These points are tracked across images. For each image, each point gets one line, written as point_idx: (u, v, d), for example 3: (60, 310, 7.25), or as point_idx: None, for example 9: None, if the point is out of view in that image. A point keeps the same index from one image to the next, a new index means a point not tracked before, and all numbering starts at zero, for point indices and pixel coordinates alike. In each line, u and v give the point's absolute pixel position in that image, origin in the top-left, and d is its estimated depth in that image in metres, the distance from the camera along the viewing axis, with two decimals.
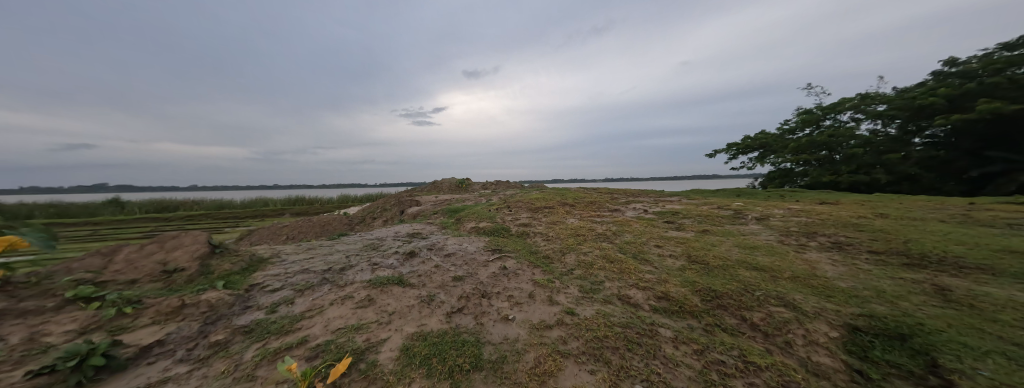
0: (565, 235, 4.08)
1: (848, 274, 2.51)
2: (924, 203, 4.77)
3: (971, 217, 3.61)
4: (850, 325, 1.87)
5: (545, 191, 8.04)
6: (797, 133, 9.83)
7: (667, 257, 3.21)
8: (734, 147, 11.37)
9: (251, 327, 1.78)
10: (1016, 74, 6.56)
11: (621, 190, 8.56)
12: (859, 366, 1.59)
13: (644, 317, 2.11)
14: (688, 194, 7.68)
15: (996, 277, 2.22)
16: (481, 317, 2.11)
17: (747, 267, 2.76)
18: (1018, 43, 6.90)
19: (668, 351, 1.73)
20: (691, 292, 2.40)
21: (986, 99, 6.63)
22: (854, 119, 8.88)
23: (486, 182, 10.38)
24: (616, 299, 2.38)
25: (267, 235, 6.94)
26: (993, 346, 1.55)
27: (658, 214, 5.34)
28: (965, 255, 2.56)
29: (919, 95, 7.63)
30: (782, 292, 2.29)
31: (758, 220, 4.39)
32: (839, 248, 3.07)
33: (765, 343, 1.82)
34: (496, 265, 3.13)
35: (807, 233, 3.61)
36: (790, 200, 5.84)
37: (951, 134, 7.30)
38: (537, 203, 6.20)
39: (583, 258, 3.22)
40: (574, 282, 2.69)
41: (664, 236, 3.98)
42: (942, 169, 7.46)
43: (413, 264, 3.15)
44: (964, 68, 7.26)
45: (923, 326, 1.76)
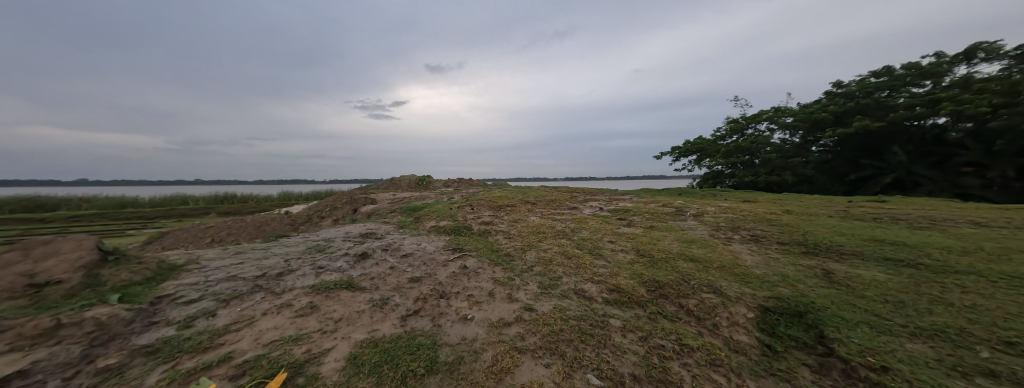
0: (526, 232, 4.15)
1: (764, 262, 2.91)
2: (820, 201, 5.72)
3: (851, 212, 4.41)
4: (763, 306, 2.17)
5: (507, 189, 8.08)
6: (727, 139, 11.13)
7: (619, 251, 3.42)
8: (676, 151, 12.53)
9: (156, 347, 1.52)
10: (881, 97, 8.15)
11: (579, 188, 8.93)
12: (768, 342, 1.85)
13: (597, 309, 2.23)
14: (638, 193, 8.28)
15: (866, 261, 2.74)
16: (438, 318, 2.05)
17: (686, 259, 3.05)
18: (882, 71, 8.58)
19: (617, 340, 1.85)
20: (638, 284, 2.59)
21: (861, 117, 8.15)
22: (770, 130, 10.31)
23: (448, 180, 10.14)
24: (572, 293, 2.48)
25: (186, 237, 6.00)
26: (861, 317, 1.92)
27: (612, 211, 5.70)
28: (845, 243, 3.13)
29: (816, 111, 9.11)
30: (712, 280, 2.58)
31: (696, 216, 4.88)
32: (757, 240, 3.56)
33: (697, 326, 2.03)
34: (456, 264, 3.07)
35: (734, 227, 4.11)
36: (722, 199, 6.59)
37: (838, 144, 8.81)
38: (499, 201, 6.22)
39: (543, 255, 3.31)
40: (533, 279, 2.74)
41: (617, 232, 4.25)
42: (831, 171, 8.93)
43: (365, 266, 2.95)
44: (847, 89, 8.84)
45: (814, 303, 2.12)
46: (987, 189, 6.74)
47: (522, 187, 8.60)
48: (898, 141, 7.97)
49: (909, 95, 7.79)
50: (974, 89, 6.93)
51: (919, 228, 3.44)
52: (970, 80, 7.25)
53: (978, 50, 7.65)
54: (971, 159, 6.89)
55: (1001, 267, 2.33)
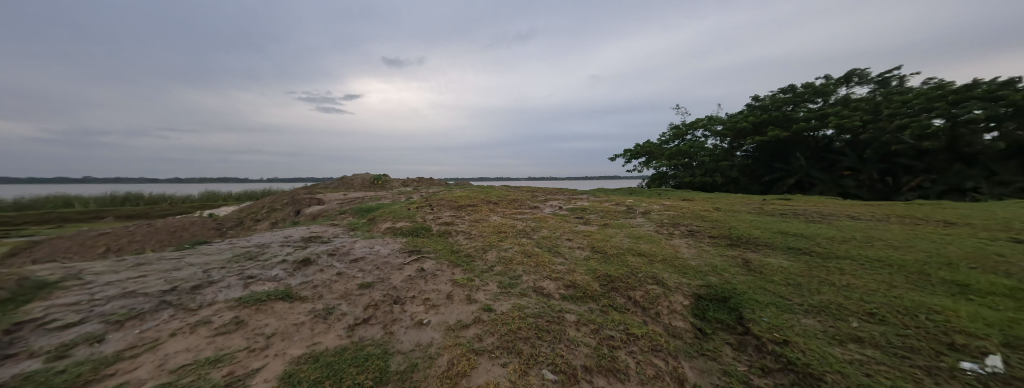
0: (487, 232, 4.12)
1: (700, 254, 3.25)
2: (743, 199, 6.55)
3: (767, 208, 5.12)
4: (697, 294, 2.41)
5: (468, 189, 7.97)
6: (669, 144, 12.23)
7: (576, 249, 3.56)
8: (627, 153, 13.42)
9: (12, 386, 1.22)
10: (787, 110, 9.59)
11: (540, 188, 9.14)
12: (700, 325, 2.07)
13: (554, 305, 2.29)
14: (594, 192, 8.73)
15: (776, 250, 3.20)
16: (390, 325, 1.94)
17: (635, 254, 3.28)
18: (788, 88, 10.10)
19: (571, 334, 1.92)
20: (593, 279, 2.72)
21: (772, 127, 9.52)
22: (703, 136, 11.56)
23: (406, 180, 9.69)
24: (531, 291, 2.51)
25: (71, 247, 4.92)
26: (771, 299, 2.23)
27: (570, 210, 5.92)
28: (761, 235, 3.62)
29: (739, 120, 10.41)
30: (656, 272, 2.80)
31: (644, 214, 5.27)
32: (693, 234, 3.96)
33: (642, 316, 2.19)
34: (412, 267, 2.94)
35: (675, 223, 4.52)
36: (667, 198, 7.22)
37: (755, 150, 10.18)
38: (461, 201, 6.09)
39: (503, 254, 3.32)
40: (493, 279, 2.73)
41: (574, 230, 4.42)
42: (752, 174, 10.25)
43: (307, 273, 2.69)
44: (762, 103, 10.24)
45: (736, 289, 2.42)
46: (860, 189, 8.30)
47: (483, 186, 8.55)
48: (800, 148, 9.46)
49: (807, 109, 9.28)
50: (850, 107, 8.48)
51: (815, 222, 4.11)
52: (848, 99, 8.85)
53: (853, 75, 9.37)
54: (849, 164, 8.43)
55: (870, 252, 2.88)
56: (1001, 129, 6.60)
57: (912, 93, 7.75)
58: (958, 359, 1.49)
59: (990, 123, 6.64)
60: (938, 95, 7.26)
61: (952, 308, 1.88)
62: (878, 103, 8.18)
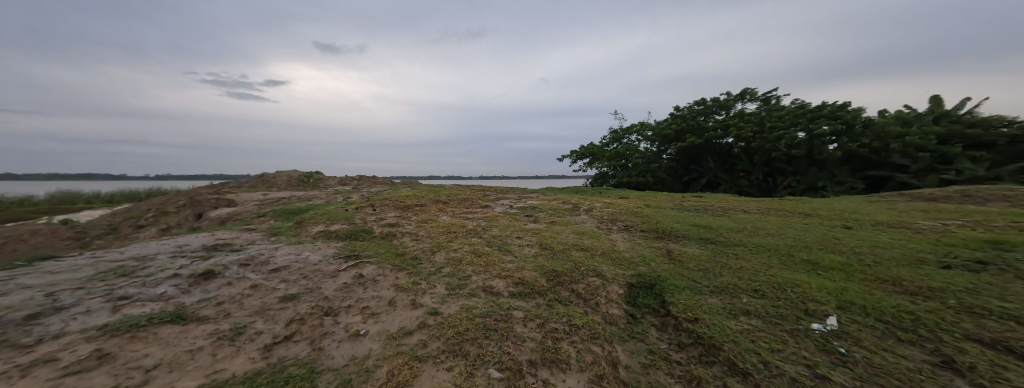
0: (435, 233, 3.95)
1: (634, 247, 3.55)
2: (670, 196, 7.37)
3: (688, 204, 5.84)
4: (630, 283, 2.62)
5: (415, 188, 7.57)
6: (609, 146, 13.21)
7: (525, 246, 3.61)
8: (572, 154, 14.16)
9: None
10: (701, 120, 11.07)
11: (490, 187, 9.10)
12: (632, 311, 2.25)
13: (503, 303, 2.28)
14: (542, 191, 8.97)
15: (693, 240, 3.66)
16: (319, 340, 1.72)
17: (579, 249, 3.44)
18: (701, 101, 11.66)
19: (519, 330, 1.93)
20: (540, 275, 2.78)
21: (689, 135, 10.88)
22: (637, 140, 12.72)
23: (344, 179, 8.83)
24: (480, 291, 2.47)
25: None
26: (689, 283, 2.53)
27: (521, 208, 6.00)
28: (682, 227, 4.11)
29: (665, 127, 11.72)
30: (597, 265, 2.98)
31: (587, 211, 5.58)
32: (628, 229, 4.32)
33: (584, 307, 2.30)
34: (349, 274, 2.66)
35: (614, 219, 4.87)
36: (607, 196, 7.75)
37: (676, 154, 11.53)
38: (407, 201, 5.74)
39: (452, 255, 3.20)
40: (441, 281, 2.61)
41: (524, 228, 4.49)
42: (675, 175, 11.58)
43: (210, 289, 2.26)
44: (682, 113, 11.67)
45: (663, 276, 2.69)
46: (751, 187, 9.97)
47: (432, 185, 8.20)
48: (709, 153, 10.97)
49: (716, 120, 10.84)
50: (743, 119, 10.08)
51: (721, 215, 4.80)
52: (741, 113, 10.54)
53: (746, 93, 11.22)
54: (744, 167, 10.04)
55: (761, 239, 3.46)
56: (838, 142, 8.43)
57: (786, 110, 9.56)
58: (810, 321, 1.89)
59: (831, 138, 8.44)
60: (803, 112, 9.06)
61: (801, 281, 2.37)
62: (763, 117, 9.89)
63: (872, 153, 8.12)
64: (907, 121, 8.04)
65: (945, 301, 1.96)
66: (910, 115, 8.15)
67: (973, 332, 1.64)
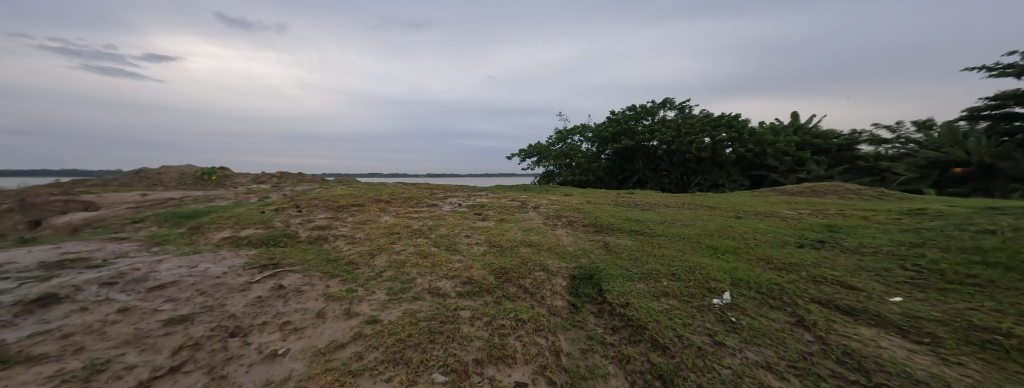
0: (376, 234, 3.67)
1: (577, 241, 3.75)
2: (608, 193, 7.95)
3: (623, 200, 6.38)
4: (572, 275, 2.77)
5: (352, 186, 6.94)
6: (554, 146, 13.77)
7: (473, 245, 3.57)
8: (520, 153, 14.45)
9: None
10: (632, 124, 12.16)
11: (437, 185, 8.79)
12: (573, 301, 2.37)
13: (449, 304, 2.22)
14: (491, 189, 8.97)
15: (627, 232, 4.00)
16: (219, 368, 1.35)
17: (527, 246, 3.51)
18: (633, 107, 12.81)
19: (465, 330, 1.89)
20: (488, 273, 2.77)
21: (624, 138, 11.87)
22: (579, 141, 13.47)
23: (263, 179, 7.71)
24: (425, 294, 2.36)
25: None
26: (622, 271, 2.76)
27: (470, 207, 5.91)
28: (618, 221, 4.46)
29: (604, 129, 12.63)
30: (543, 260, 3.08)
31: (535, 208, 5.73)
32: (571, 224, 4.55)
33: (531, 301, 2.35)
34: (265, 286, 2.21)
35: (559, 215, 5.08)
36: (553, 193, 8.06)
37: (613, 154, 12.49)
38: (342, 200, 5.23)
39: (395, 257, 3.01)
40: (382, 285, 2.42)
41: (473, 226, 4.43)
42: (612, 173, 12.54)
43: (49, 320, 1.67)
44: (618, 117, 12.70)
45: (601, 266, 2.89)
46: (672, 185, 11.24)
47: (372, 184, 7.62)
48: (638, 154, 12.04)
49: (644, 124, 12.02)
50: (666, 125, 11.31)
51: (650, 209, 5.32)
52: (664, 119, 11.85)
53: (668, 102, 12.66)
54: (665, 166, 11.27)
55: (682, 229, 3.92)
56: (733, 147, 10.07)
57: (697, 118, 11.00)
58: (712, 297, 2.22)
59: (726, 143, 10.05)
60: (712, 120, 10.56)
61: (708, 263, 2.76)
62: (681, 123, 11.22)
63: (755, 156, 9.77)
64: (777, 131, 9.78)
65: (806, 273, 2.46)
66: (779, 127, 9.98)
67: (825, 299, 2.09)
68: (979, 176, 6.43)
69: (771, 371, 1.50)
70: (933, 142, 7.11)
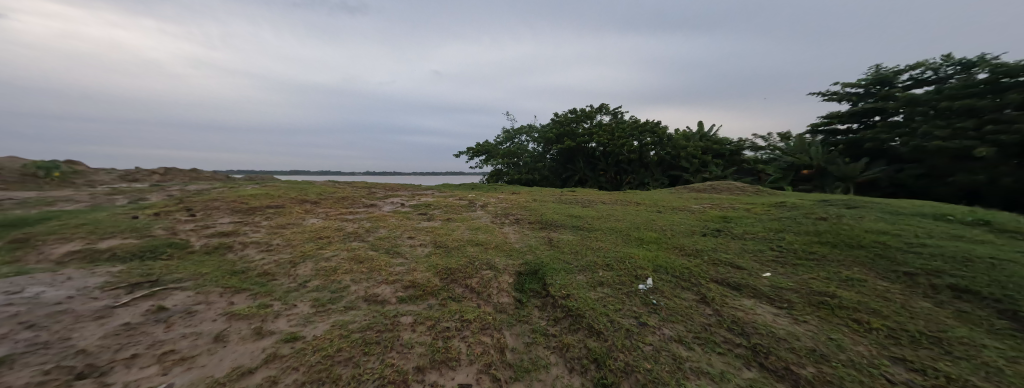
0: (300, 239, 3.24)
1: (524, 238, 3.81)
2: (554, 191, 8.26)
3: (567, 198, 6.69)
4: (518, 271, 2.80)
5: (271, 185, 6.05)
6: (502, 145, 13.88)
7: (418, 246, 3.38)
8: (468, 151, 14.26)
9: None
10: (574, 126, 12.86)
11: (376, 183, 8.18)
12: (520, 297, 2.39)
13: (388, 311, 2.05)
14: (438, 188, 8.67)
15: (570, 228, 4.19)
16: None
17: (474, 245, 3.46)
18: (574, 110, 13.54)
19: (406, 337, 1.77)
20: (433, 274, 2.65)
21: (567, 139, 12.48)
22: (526, 141, 13.77)
23: (147, 181, 6.28)
24: (361, 302, 2.15)
25: None
26: (564, 265, 2.88)
27: (414, 207, 5.61)
28: (561, 218, 4.66)
29: (549, 130, 13.13)
30: (490, 258, 3.06)
31: (483, 207, 5.68)
32: (518, 222, 4.61)
33: (477, 300, 2.31)
34: (137, 309, 1.75)
35: (507, 214, 5.12)
36: (501, 192, 8.11)
37: (558, 154, 13.05)
38: (258, 201, 4.52)
39: (324, 265, 2.69)
40: (307, 297, 2.13)
41: (416, 227, 4.20)
42: (557, 173, 13.12)
43: None
44: (561, 119, 13.31)
45: (546, 261, 2.97)
46: (608, 183, 12.16)
47: (297, 183, 6.75)
48: (579, 154, 12.71)
49: (585, 127, 12.79)
50: (602, 128, 12.14)
51: (589, 206, 5.66)
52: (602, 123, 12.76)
53: (604, 107, 13.67)
54: (602, 166, 12.11)
55: (618, 224, 4.25)
56: (656, 149, 11.23)
57: (628, 123, 12.07)
58: (639, 283, 2.44)
59: (650, 146, 11.17)
60: (640, 125, 11.68)
61: (637, 253, 3.03)
62: (615, 126, 12.15)
63: (673, 158, 11.08)
64: (688, 137, 11.25)
65: (713, 257, 2.85)
66: (690, 134, 11.44)
67: (721, 278, 2.46)
68: (816, 177, 8.25)
69: (685, 343, 1.71)
70: (789, 150, 8.89)
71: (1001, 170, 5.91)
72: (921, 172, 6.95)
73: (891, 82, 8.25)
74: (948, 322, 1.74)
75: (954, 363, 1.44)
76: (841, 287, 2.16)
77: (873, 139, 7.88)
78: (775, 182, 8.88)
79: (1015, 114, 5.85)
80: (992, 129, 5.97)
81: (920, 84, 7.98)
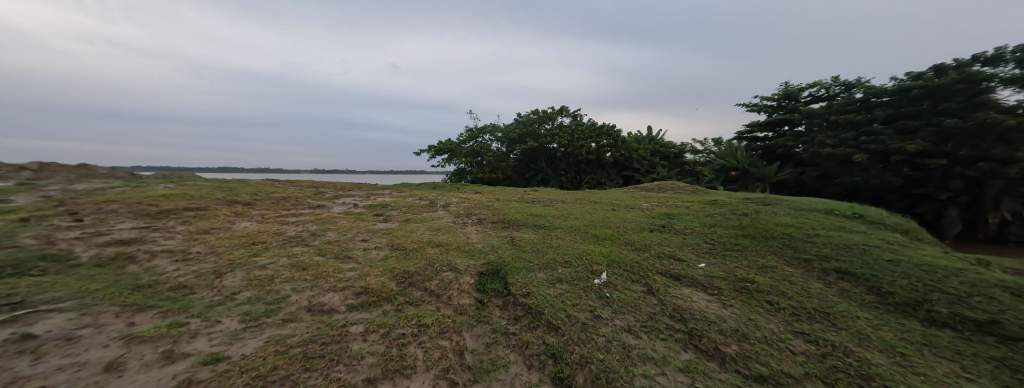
0: (230, 246, 2.87)
1: (487, 238, 3.78)
2: (516, 191, 8.32)
3: (529, 197, 6.78)
4: (480, 272, 2.76)
5: (193, 184, 5.26)
6: (465, 144, 13.69)
7: (372, 250, 3.18)
8: (429, 149, 13.82)
9: None
10: (536, 127, 13.11)
11: (326, 183, 7.54)
12: (481, 298, 2.36)
13: (335, 321, 1.89)
14: (395, 187, 8.27)
15: (531, 227, 4.25)
16: None
17: (434, 246, 3.34)
18: (536, 111, 13.81)
19: (355, 348, 1.64)
20: (389, 279, 2.51)
21: (530, 139, 12.73)
22: (489, 140, 13.70)
23: (18, 179, 5.09)
24: (303, 313, 1.95)
25: None
26: (525, 263, 2.91)
27: (368, 207, 5.27)
28: (523, 217, 4.70)
29: (511, 130, 13.22)
30: (451, 259, 2.98)
31: (444, 207, 5.53)
32: (480, 221, 4.56)
33: (437, 303, 2.23)
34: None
35: (469, 213, 5.04)
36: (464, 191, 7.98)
37: (521, 154, 13.21)
38: (175, 203, 3.90)
39: (258, 273, 2.41)
40: (235, 311, 1.89)
41: (371, 229, 3.95)
42: (519, 173, 13.26)
43: None
44: (524, 119, 13.50)
45: (507, 260, 2.98)
46: (568, 182, 12.57)
47: (228, 182, 5.97)
48: (541, 154, 12.97)
49: (546, 128, 13.10)
50: (563, 129, 12.51)
51: (550, 205, 5.80)
52: (562, 125, 13.15)
53: (564, 109, 14.14)
54: (563, 166, 12.49)
55: (577, 222, 4.40)
56: (611, 151, 11.87)
57: (586, 125, 12.59)
58: (595, 278, 2.55)
59: (606, 147, 11.77)
60: (597, 127, 12.24)
61: (594, 250, 3.16)
62: (575, 128, 12.60)
63: (626, 160, 11.81)
64: (638, 140, 12.07)
65: (660, 250, 3.09)
66: (641, 137, 12.29)
67: (665, 270, 2.66)
68: (741, 178, 9.40)
69: (634, 333, 1.82)
70: (721, 154, 10.01)
71: (872, 173, 7.21)
72: (818, 174, 8.21)
73: (796, 97, 9.63)
74: (836, 299, 2.08)
75: (840, 334, 1.73)
76: (760, 274, 2.46)
77: (782, 145, 9.14)
78: (710, 182, 9.83)
79: (882, 128, 7.22)
80: (866, 140, 7.30)
81: (817, 100, 9.43)
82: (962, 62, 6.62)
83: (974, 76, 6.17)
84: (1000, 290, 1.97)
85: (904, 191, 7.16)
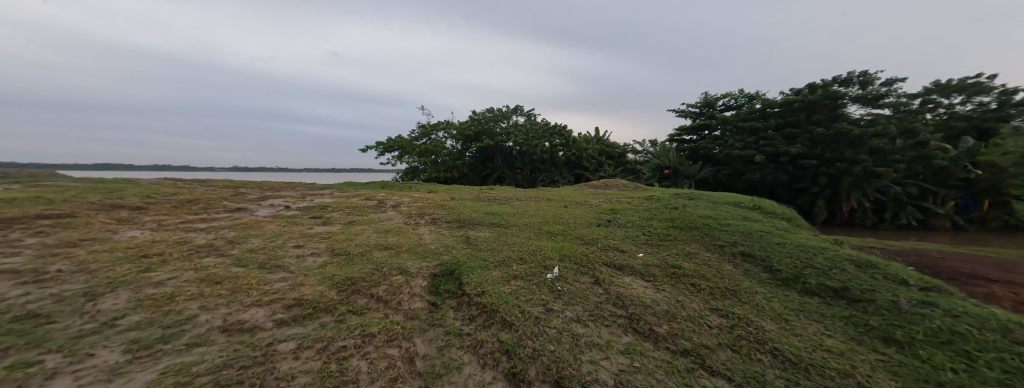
0: (113, 261, 2.34)
1: (441, 238, 3.65)
2: (472, 189, 8.22)
3: (485, 195, 6.72)
4: (433, 274, 2.65)
5: (54, 186, 4.16)
6: (418, 141, 13.11)
7: (308, 256, 2.86)
8: (379, 146, 12.96)
9: None
10: (492, 125, 13.10)
11: (253, 183, 6.63)
12: (434, 300, 2.27)
13: (259, 340, 1.66)
14: (338, 187, 7.57)
15: (487, 225, 4.20)
16: None
17: (382, 249, 3.12)
18: (492, 109, 13.80)
19: (284, 368, 1.45)
20: (328, 288, 2.28)
21: (485, 138, 12.70)
22: (443, 137, 13.28)
23: None
24: (218, 334, 1.68)
25: None
26: (481, 262, 2.88)
27: (303, 209, 4.73)
28: (479, 216, 4.62)
29: (467, 127, 13.03)
30: (401, 262, 2.83)
31: (395, 207, 5.22)
32: (433, 221, 4.39)
33: (385, 310, 2.09)
34: None
35: (422, 214, 4.82)
36: (417, 190, 7.65)
37: (476, 153, 13.10)
38: (23, 210, 3.04)
39: (155, 292, 2.01)
40: (118, 340, 1.54)
41: (306, 233, 3.55)
42: (476, 171, 13.16)
43: None
44: (479, 118, 13.42)
45: (462, 260, 2.91)
46: (524, 181, 12.79)
47: (111, 182, 4.86)
48: (497, 153, 12.99)
49: (501, 126, 13.18)
50: (518, 129, 12.70)
51: (506, 203, 5.83)
52: (516, 124, 13.34)
53: (519, 108, 14.37)
54: (518, 165, 12.66)
55: (531, 219, 4.48)
56: (564, 149, 12.34)
57: (540, 124, 12.91)
58: (547, 274, 2.62)
59: (558, 147, 12.21)
60: (550, 127, 12.64)
61: (547, 245, 3.26)
62: (529, 127, 12.87)
63: (576, 159, 12.39)
64: (588, 140, 12.72)
65: (605, 243, 3.30)
66: (590, 137, 12.97)
67: (609, 261, 2.85)
68: (673, 175, 10.43)
69: (582, 323, 1.91)
70: (655, 154, 10.94)
71: (768, 171, 8.59)
72: (729, 172, 9.54)
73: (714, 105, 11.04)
74: (742, 278, 2.44)
75: (744, 307, 2.02)
76: (686, 260, 2.77)
77: (703, 147, 10.36)
78: (648, 180, 10.57)
79: (774, 134, 8.62)
80: (763, 143, 8.64)
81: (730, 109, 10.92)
82: (826, 82, 8.24)
83: (834, 94, 7.73)
84: (850, 262, 2.49)
85: (790, 186, 8.68)
